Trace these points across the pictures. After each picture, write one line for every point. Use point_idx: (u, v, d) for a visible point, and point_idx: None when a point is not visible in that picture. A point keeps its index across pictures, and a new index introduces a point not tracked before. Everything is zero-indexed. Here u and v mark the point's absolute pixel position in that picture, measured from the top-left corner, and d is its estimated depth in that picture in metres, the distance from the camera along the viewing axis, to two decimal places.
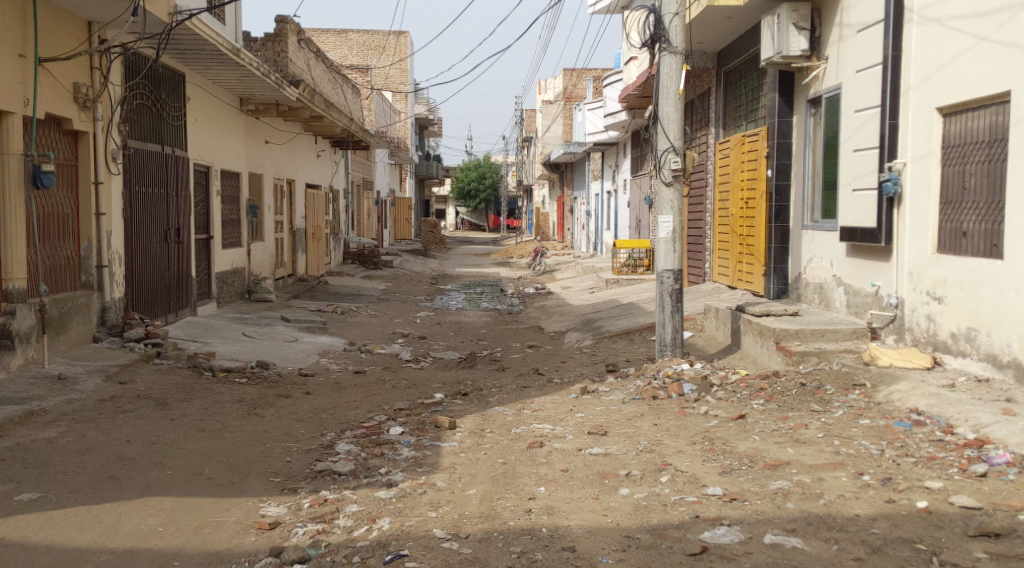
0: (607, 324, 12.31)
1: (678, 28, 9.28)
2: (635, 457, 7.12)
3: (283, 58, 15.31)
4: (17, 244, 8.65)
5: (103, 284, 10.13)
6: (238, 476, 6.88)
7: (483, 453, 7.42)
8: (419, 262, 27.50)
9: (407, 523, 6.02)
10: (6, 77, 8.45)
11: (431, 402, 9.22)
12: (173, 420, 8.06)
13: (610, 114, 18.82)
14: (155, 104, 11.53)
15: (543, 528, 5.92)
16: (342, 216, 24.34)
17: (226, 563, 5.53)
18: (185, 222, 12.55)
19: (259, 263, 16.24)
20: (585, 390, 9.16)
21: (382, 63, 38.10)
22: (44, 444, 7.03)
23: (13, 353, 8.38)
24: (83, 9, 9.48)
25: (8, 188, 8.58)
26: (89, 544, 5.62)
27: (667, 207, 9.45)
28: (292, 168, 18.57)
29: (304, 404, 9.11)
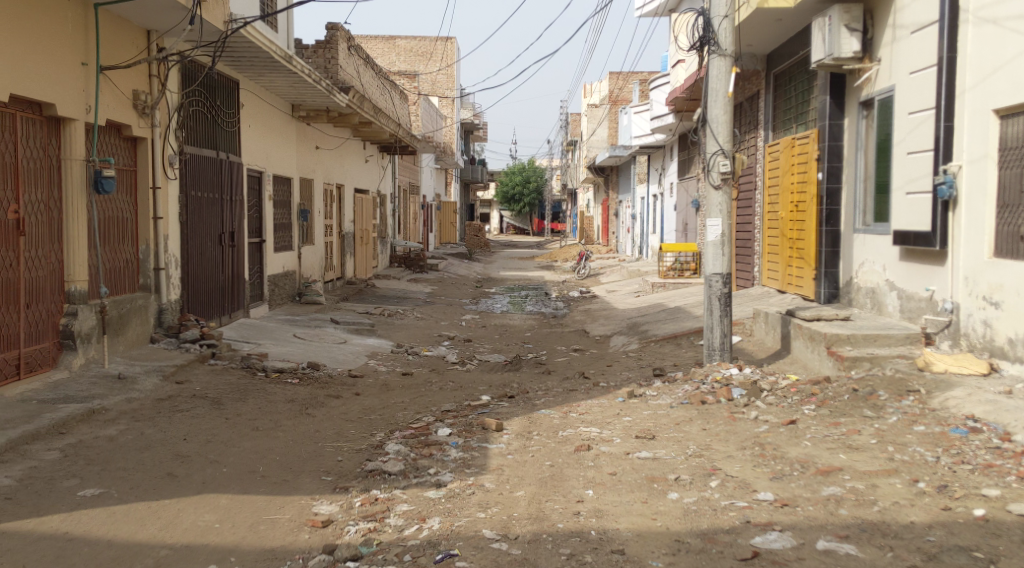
0: (654, 328, 12.28)
1: (727, 30, 9.23)
2: (684, 461, 7.10)
3: (333, 65, 15.48)
4: (79, 247, 8.87)
5: (159, 287, 10.32)
6: (292, 474, 6.98)
7: (531, 455, 7.44)
8: (464, 266, 27.62)
9: (457, 523, 6.06)
10: (70, 84, 8.66)
11: (479, 404, 9.25)
12: (228, 419, 8.19)
13: (657, 117, 18.79)
14: (211, 110, 11.73)
15: (592, 531, 5.93)
16: (389, 220, 24.55)
17: (282, 560, 5.61)
18: (238, 225, 12.73)
19: (309, 266, 16.42)
20: (632, 394, 9.14)
21: (429, 68, 38.30)
22: (105, 441, 7.18)
23: (75, 353, 8.69)
24: (142, 18, 9.68)
25: (71, 194, 8.78)
26: (149, 539, 5.71)
27: (716, 210, 9.39)
28: (340, 173, 18.76)
29: (354, 405, 9.21)
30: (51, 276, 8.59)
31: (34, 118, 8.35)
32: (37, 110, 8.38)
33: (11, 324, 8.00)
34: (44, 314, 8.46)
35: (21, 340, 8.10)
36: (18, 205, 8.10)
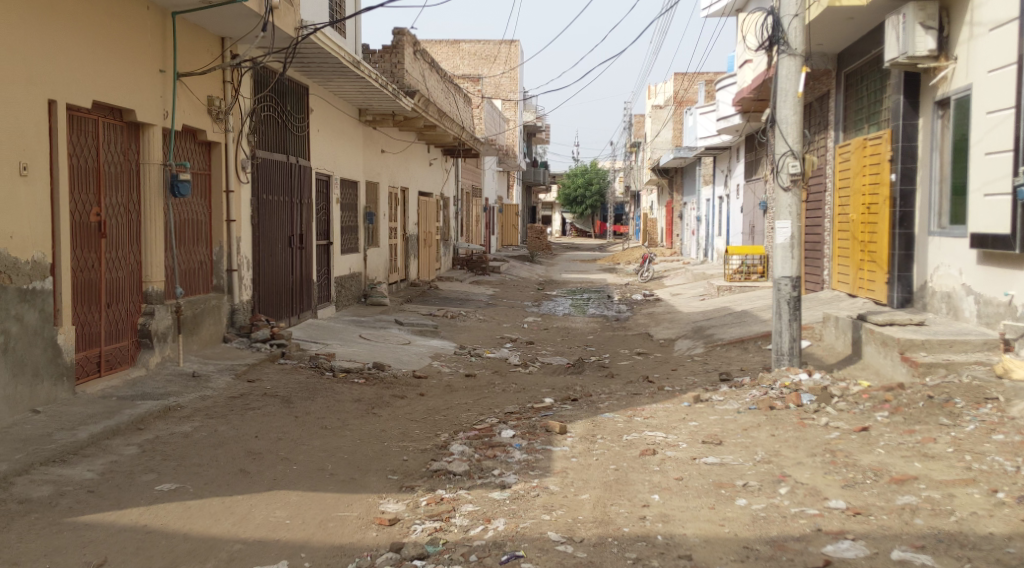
0: (720, 332, 12.14)
1: (797, 29, 9.06)
2: (752, 467, 7.00)
3: (399, 69, 15.62)
4: (156, 250, 9.07)
5: (232, 287, 10.52)
6: (359, 473, 7.03)
7: (596, 459, 7.39)
8: (526, 269, 27.63)
9: (522, 524, 6.04)
10: (149, 91, 8.87)
11: (543, 407, 9.23)
12: (297, 417, 8.29)
13: (723, 117, 18.61)
14: (282, 114, 11.91)
15: (659, 536, 5.87)
16: (453, 223, 24.69)
17: (350, 557, 5.65)
18: (307, 227, 12.91)
19: (374, 268, 16.58)
20: (698, 398, 9.04)
21: (493, 71, 38.45)
22: (181, 437, 7.33)
23: (152, 351, 8.89)
24: (217, 26, 9.87)
25: (149, 197, 9.00)
26: (222, 534, 5.80)
27: (786, 212, 9.25)
28: (405, 176, 18.91)
29: (418, 405, 9.25)
30: (130, 276, 8.81)
31: (115, 124, 8.58)
32: (117, 116, 8.61)
33: (92, 323, 8.22)
34: (123, 314, 8.68)
35: (101, 339, 8.31)
36: (100, 207, 8.32)
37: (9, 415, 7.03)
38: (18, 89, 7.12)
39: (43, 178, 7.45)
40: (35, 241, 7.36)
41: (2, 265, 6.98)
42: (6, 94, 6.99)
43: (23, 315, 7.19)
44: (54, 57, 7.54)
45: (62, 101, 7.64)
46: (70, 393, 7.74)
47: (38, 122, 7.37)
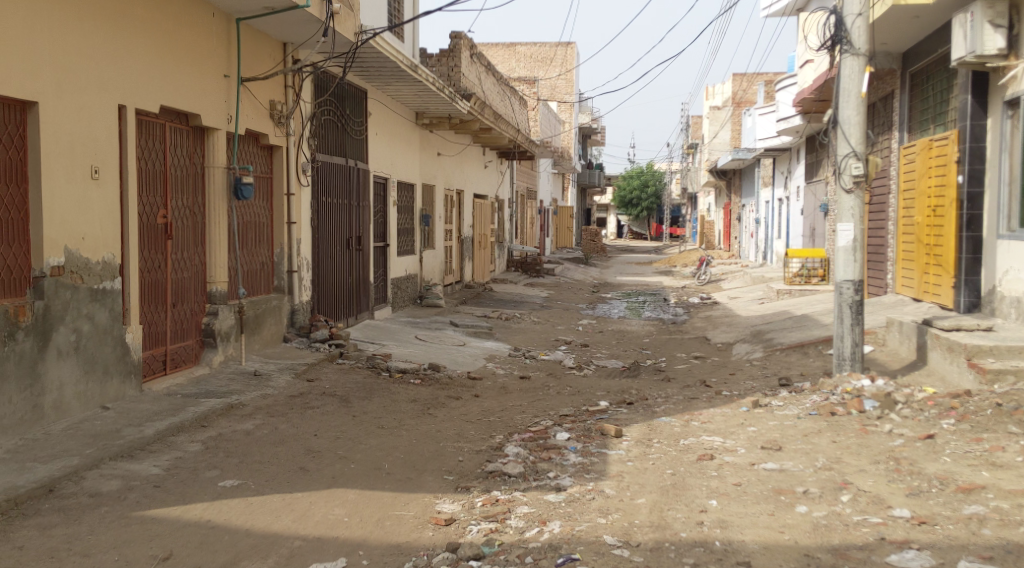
0: (779, 336, 11.98)
1: (861, 28, 8.92)
2: (813, 474, 6.88)
3: (456, 72, 15.71)
4: (219, 250, 9.23)
5: (292, 288, 10.66)
6: (415, 472, 7.06)
7: (652, 463, 7.33)
8: (581, 271, 27.54)
9: (578, 527, 6.01)
10: (214, 96, 9.03)
11: (598, 410, 9.18)
12: (355, 416, 8.36)
13: (784, 118, 18.38)
14: (341, 118, 12.03)
15: (717, 542, 5.79)
16: (507, 225, 24.72)
17: (407, 555, 5.67)
18: (364, 229, 13.02)
19: (430, 270, 16.67)
20: (757, 404, 8.91)
21: (549, 73, 38.42)
22: (243, 434, 7.42)
23: (215, 351, 9.05)
24: (279, 32, 10.00)
25: (213, 201, 9.15)
26: (283, 530, 5.87)
27: (848, 214, 9.11)
28: (460, 178, 18.98)
29: (473, 407, 9.26)
30: (194, 277, 8.98)
31: (182, 129, 8.74)
32: (184, 120, 8.77)
33: (158, 323, 8.39)
34: (188, 314, 8.85)
35: (167, 338, 8.48)
36: (167, 209, 8.49)
37: (79, 411, 7.20)
38: (89, 94, 7.28)
39: (114, 182, 7.61)
40: (107, 243, 7.54)
41: (74, 266, 7.17)
42: (77, 99, 7.15)
43: (93, 314, 7.36)
44: (124, 62, 7.69)
45: (132, 106, 7.80)
46: (137, 390, 7.90)
47: (108, 126, 7.53)
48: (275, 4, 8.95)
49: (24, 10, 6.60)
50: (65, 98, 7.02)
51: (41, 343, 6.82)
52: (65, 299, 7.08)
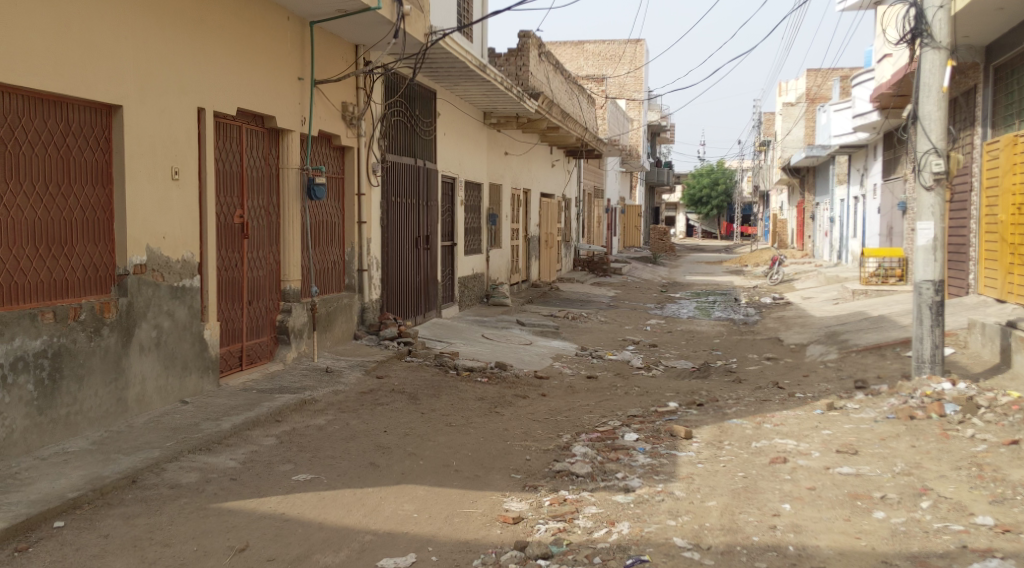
0: (855, 338, 11.70)
1: (942, 22, 8.65)
2: (891, 479, 6.69)
3: (524, 72, 15.71)
4: (293, 249, 9.36)
5: (363, 287, 10.79)
6: (483, 470, 7.05)
7: (723, 466, 7.21)
8: (649, 271, 27.32)
9: (648, 529, 5.93)
10: (289, 98, 9.16)
11: (667, 411, 9.07)
12: (424, 413, 8.39)
13: (860, 114, 18.01)
14: (411, 119, 12.10)
15: (791, 546, 5.67)
16: (574, 224, 24.65)
17: (476, 552, 5.66)
18: (432, 229, 13.09)
19: (497, 269, 16.70)
20: (832, 406, 8.72)
21: (617, 70, 38.21)
22: (315, 430, 7.51)
23: (289, 347, 9.20)
24: (351, 34, 10.11)
25: (288, 201, 9.28)
26: (354, 524, 5.91)
27: (928, 212, 8.86)
28: (528, 178, 18.99)
29: (540, 406, 9.22)
30: (269, 276, 9.13)
31: (257, 130, 8.88)
32: (260, 123, 8.90)
33: (235, 320, 8.54)
34: (263, 312, 9.00)
35: (243, 335, 8.64)
36: (243, 209, 8.63)
37: (159, 405, 7.36)
38: (170, 97, 7.43)
39: (193, 183, 7.76)
40: (186, 242, 7.68)
41: (156, 264, 7.32)
42: (158, 102, 7.30)
43: (174, 311, 7.51)
44: (204, 66, 7.83)
45: (211, 109, 7.94)
46: (214, 386, 8.06)
47: (188, 128, 7.67)
48: (347, 7, 9.03)
49: (109, 18, 6.76)
50: (148, 102, 7.18)
51: (125, 338, 6.98)
52: (148, 296, 7.24)
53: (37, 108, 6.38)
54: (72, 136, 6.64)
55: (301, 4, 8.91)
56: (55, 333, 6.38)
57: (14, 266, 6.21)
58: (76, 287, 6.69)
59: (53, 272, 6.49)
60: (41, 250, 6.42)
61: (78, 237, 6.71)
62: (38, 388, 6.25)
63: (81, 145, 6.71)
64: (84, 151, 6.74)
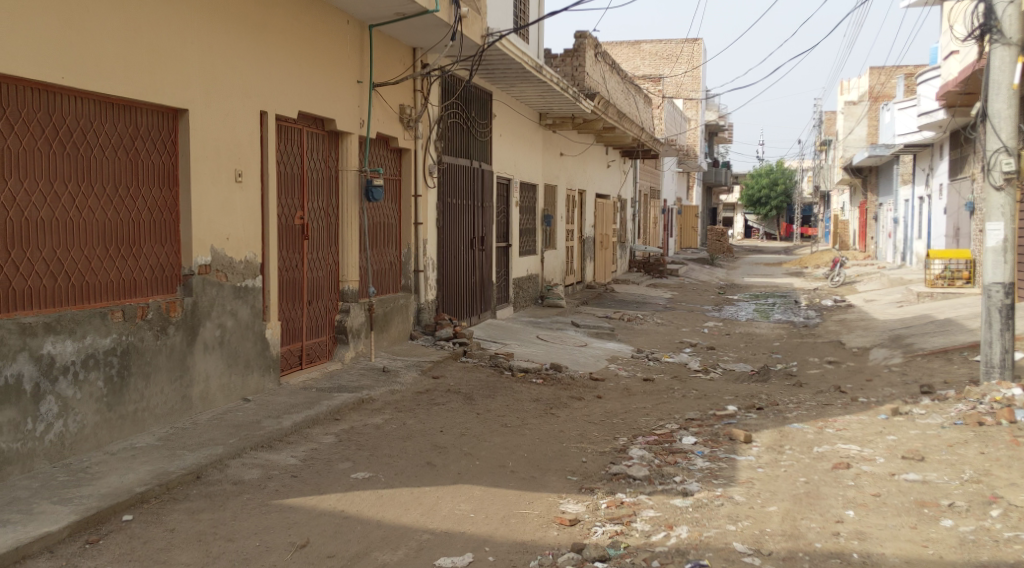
0: (921, 342, 11.45)
1: (1013, 17, 8.40)
2: (959, 487, 6.52)
3: (580, 73, 15.65)
4: (351, 250, 9.44)
5: (419, 287, 10.84)
6: (539, 472, 7.03)
7: (784, 470, 7.09)
8: (706, 272, 27.03)
9: (707, 533, 5.86)
10: (348, 100, 9.24)
11: (725, 414, 8.95)
12: (480, 414, 8.40)
13: (926, 113, 17.66)
14: (467, 120, 12.13)
15: (855, 554, 5.56)
16: (630, 224, 24.53)
17: (532, 554, 5.64)
18: (487, 230, 13.12)
19: (551, 271, 16.68)
20: (897, 411, 8.53)
21: (675, 70, 37.92)
22: (373, 428, 7.55)
23: (347, 347, 9.29)
24: (409, 37, 10.17)
25: (347, 202, 9.37)
26: (412, 523, 5.93)
27: (997, 213, 8.66)
28: (583, 178, 18.93)
29: (596, 407, 9.18)
30: (328, 276, 9.21)
31: (317, 133, 8.97)
32: (319, 125, 8.99)
33: (296, 320, 8.64)
34: (322, 312, 9.09)
35: (303, 334, 8.73)
36: (304, 211, 8.72)
37: (223, 402, 7.48)
38: (234, 101, 7.53)
39: (256, 186, 7.86)
40: (249, 242, 7.79)
41: (220, 264, 7.43)
42: (222, 106, 7.41)
43: (237, 310, 7.61)
44: (267, 70, 7.93)
45: (273, 112, 8.04)
46: (275, 384, 8.15)
47: (251, 131, 7.77)
48: (406, 10, 9.07)
49: (176, 24, 6.88)
50: (213, 105, 7.29)
51: (190, 337, 7.10)
52: (212, 295, 7.34)
53: (107, 113, 6.50)
54: (141, 139, 6.77)
55: (360, 7, 8.97)
56: (123, 332, 6.50)
57: (85, 266, 6.36)
58: (143, 287, 6.83)
59: (122, 272, 6.63)
60: (111, 251, 6.56)
61: (145, 238, 6.84)
62: (108, 384, 6.38)
63: (149, 148, 6.84)
64: (151, 155, 6.87)
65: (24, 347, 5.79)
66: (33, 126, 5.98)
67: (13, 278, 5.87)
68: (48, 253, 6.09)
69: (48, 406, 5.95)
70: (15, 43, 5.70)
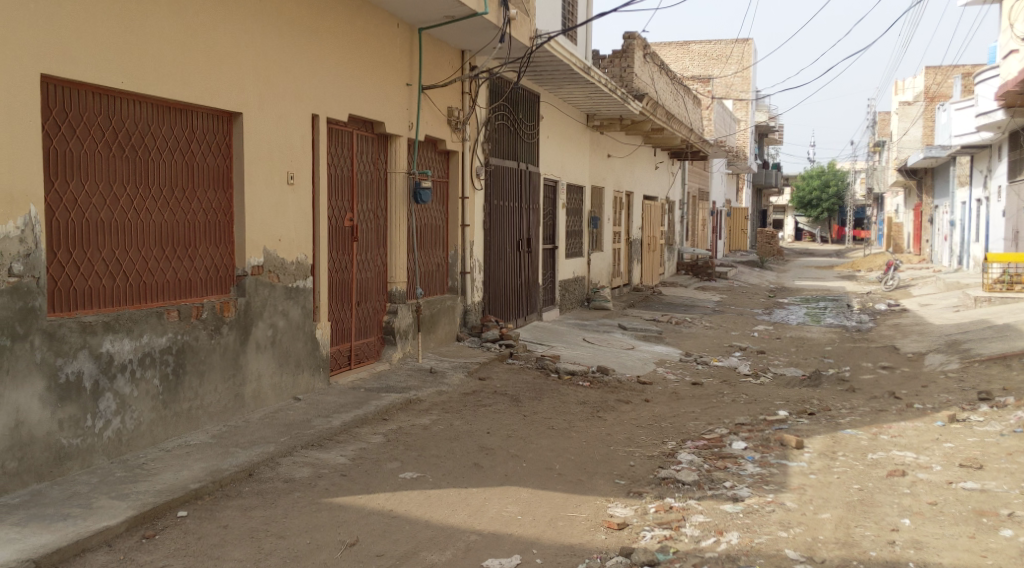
0: (978, 348, 11.22)
1: None
2: (1019, 496, 6.36)
3: (628, 73, 15.57)
4: (399, 252, 9.49)
5: (465, 289, 10.86)
6: (587, 475, 6.99)
7: (837, 477, 6.97)
8: (756, 275, 26.74)
9: (757, 540, 5.77)
10: (397, 103, 9.28)
11: (776, 419, 8.83)
12: (526, 416, 8.39)
13: (984, 113, 17.32)
14: (514, 122, 12.12)
15: (911, 563, 5.44)
16: (678, 226, 24.35)
17: (580, 557, 5.59)
18: (534, 232, 13.10)
19: (598, 272, 16.62)
20: (953, 418, 8.37)
21: (725, 70, 37.54)
22: (421, 429, 7.57)
23: (395, 348, 9.33)
24: (458, 40, 10.20)
25: (395, 204, 9.41)
26: (460, 524, 5.93)
27: None
28: (631, 180, 18.82)
29: (644, 411, 9.11)
30: (376, 277, 9.26)
31: (367, 136, 9.03)
32: (369, 128, 9.05)
33: (345, 320, 8.70)
34: (370, 313, 9.14)
35: (352, 334, 8.79)
36: (353, 213, 8.77)
37: (275, 401, 7.55)
38: (286, 104, 7.61)
39: (308, 188, 7.93)
40: (301, 244, 7.86)
41: (272, 265, 7.50)
42: (276, 110, 7.48)
43: (288, 310, 7.68)
44: (319, 73, 7.99)
45: (324, 115, 8.10)
46: (325, 384, 8.21)
47: (303, 134, 7.84)
48: (456, 13, 9.09)
49: (232, 29, 6.96)
50: (266, 109, 7.36)
51: (243, 337, 7.17)
52: (264, 296, 7.42)
53: (165, 116, 6.60)
54: (196, 142, 6.85)
55: (410, 10, 9.00)
56: (179, 331, 6.58)
57: (142, 266, 6.46)
58: (198, 287, 6.92)
59: (177, 273, 6.73)
60: (167, 251, 6.65)
61: (200, 239, 6.93)
62: (164, 382, 6.46)
63: (204, 150, 6.93)
64: (206, 157, 6.96)
65: (84, 345, 5.89)
66: (93, 129, 6.08)
67: (74, 278, 5.97)
68: (107, 254, 6.19)
69: (106, 403, 6.05)
70: (76, 47, 5.81)
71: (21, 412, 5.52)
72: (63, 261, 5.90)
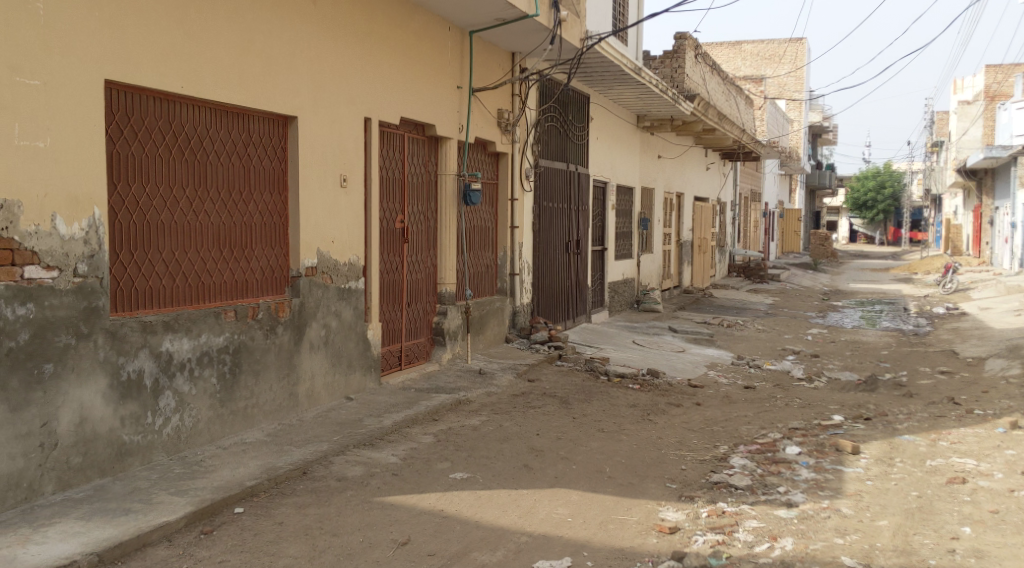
0: None
1: None
2: None
3: (679, 74, 15.41)
4: (448, 253, 9.52)
5: (514, 291, 10.87)
6: (638, 478, 6.94)
7: (894, 483, 6.84)
8: (810, 277, 26.37)
9: (813, 546, 5.69)
10: (448, 105, 9.31)
11: (830, 424, 8.70)
12: (576, 418, 8.36)
13: None
14: (563, 124, 12.09)
15: None
16: (730, 228, 24.12)
17: (632, 561, 5.55)
18: (583, 233, 13.06)
19: (648, 274, 16.53)
20: (1015, 425, 8.17)
21: (778, 71, 37.17)
22: (471, 430, 7.58)
23: (444, 348, 9.36)
24: (508, 42, 10.20)
25: (445, 206, 9.44)
26: (510, 525, 5.92)
27: None
28: (682, 181, 18.69)
29: (695, 415, 9.03)
30: (426, 278, 9.30)
31: (418, 138, 9.08)
32: (421, 131, 9.10)
33: (396, 321, 8.75)
34: (420, 313, 9.18)
35: (403, 335, 8.84)
36: (404, 215, 8.82)
37: (327, 400, 7.61)
38: (340, 108, 7.67)
39: (360, 190, 7.99)
40: (354, 246, 7.92)
41: (325, 267, 7.57)
42: (330, 113, 7.55)
43: (341, 311, 7.74)
44: (371, 77, 8.05)
45: (377, 118, 8.16)
46: (376, 384, 8.26)
47: (356, 138, 7.90)
48: (506, 15, 9.09)
49: (287, 33, 7.03)
50: (320, 113, 7.43)
51: (297, 337, 7.25)
52: (318, 297, 7.48)
53: (223, 120, 6.69)
54: (253, 146, 6.94)
55: (461, 13, 9.03)
56: (235, 331, 6.67)
57: (201, 267, 6.55)
58: (254, 287, 7.01)
59: (234, 274, 6.83)
60: (224, 253, 6.74)
61: (256, 240, 7.02)
62: (221, 381, 6.55)
63: (261, 153, 7.01)
64: (262, 160, 7.04)
65: (145, 344, 5.99)
66: (154, 133, 6.18)
67: (135, 278, 6.08)
68: (167, 255, 6.30)
69: (166, 401, 6.15)
70: (139, 52, 5.91)
71: (85, 409, 5.63)
72: (125, 262, 6.01)
